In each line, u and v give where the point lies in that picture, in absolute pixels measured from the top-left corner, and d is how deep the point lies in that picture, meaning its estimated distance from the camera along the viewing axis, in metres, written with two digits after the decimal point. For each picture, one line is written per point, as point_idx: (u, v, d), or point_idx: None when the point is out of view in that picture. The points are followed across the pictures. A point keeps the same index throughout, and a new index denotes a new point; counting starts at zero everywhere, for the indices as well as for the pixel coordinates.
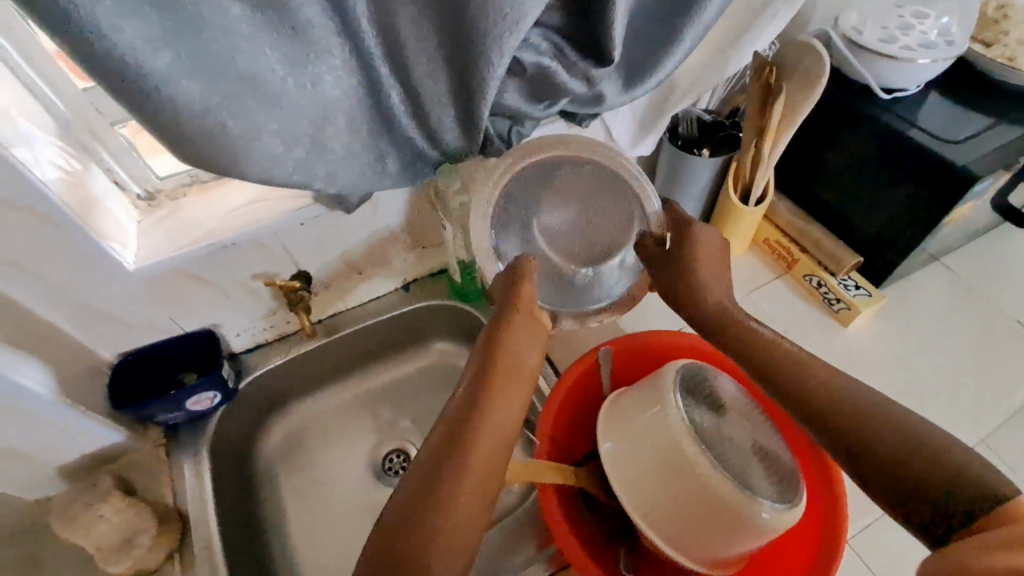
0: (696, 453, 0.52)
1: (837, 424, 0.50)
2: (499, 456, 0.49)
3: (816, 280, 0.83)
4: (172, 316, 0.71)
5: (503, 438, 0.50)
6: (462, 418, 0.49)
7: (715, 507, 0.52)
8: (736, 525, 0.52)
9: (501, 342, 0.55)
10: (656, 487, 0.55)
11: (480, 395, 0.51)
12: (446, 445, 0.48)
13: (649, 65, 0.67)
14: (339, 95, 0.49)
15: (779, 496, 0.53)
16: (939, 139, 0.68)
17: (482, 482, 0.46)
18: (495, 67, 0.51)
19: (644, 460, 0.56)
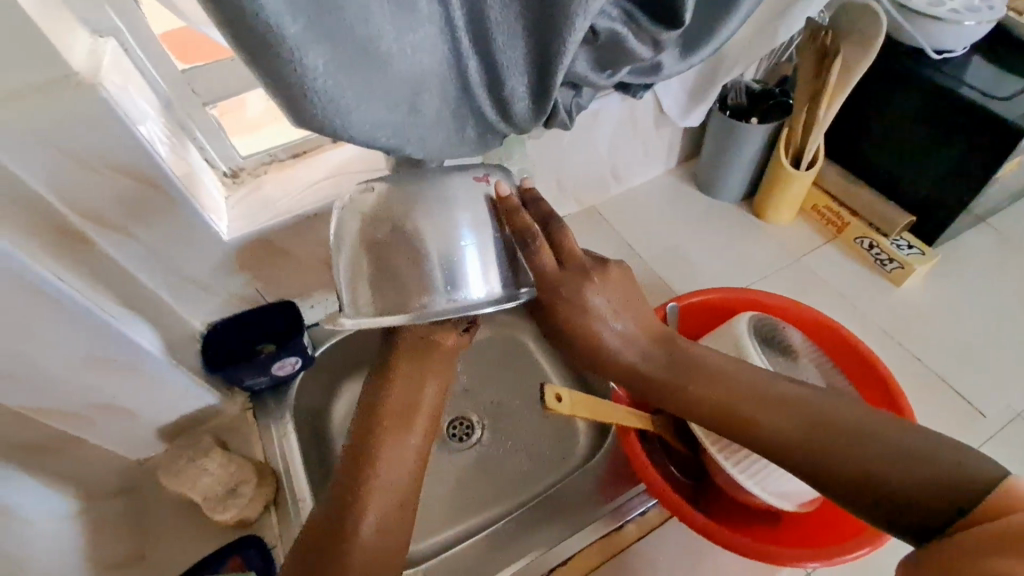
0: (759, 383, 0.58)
1: (803, 444, 0.52)
2: (396, 491, 0.57)
3: (868, 242, 0.86)
4: (256, 286, 0.75)
5: (399, 474, 0.58)
6: (355, 463, 0.57)
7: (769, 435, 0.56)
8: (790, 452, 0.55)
9: (390, 379, 0.60)
10: None
11: (371, 435, 0.58)
12: (347, 485, 0.56)
13: (708, 32, 0.69)
14: (433, 63, 0.53)
15: None
16: (989, 96, 0.70)
17: (384, 508, 0.56)
18: (574, 32, 0.54)
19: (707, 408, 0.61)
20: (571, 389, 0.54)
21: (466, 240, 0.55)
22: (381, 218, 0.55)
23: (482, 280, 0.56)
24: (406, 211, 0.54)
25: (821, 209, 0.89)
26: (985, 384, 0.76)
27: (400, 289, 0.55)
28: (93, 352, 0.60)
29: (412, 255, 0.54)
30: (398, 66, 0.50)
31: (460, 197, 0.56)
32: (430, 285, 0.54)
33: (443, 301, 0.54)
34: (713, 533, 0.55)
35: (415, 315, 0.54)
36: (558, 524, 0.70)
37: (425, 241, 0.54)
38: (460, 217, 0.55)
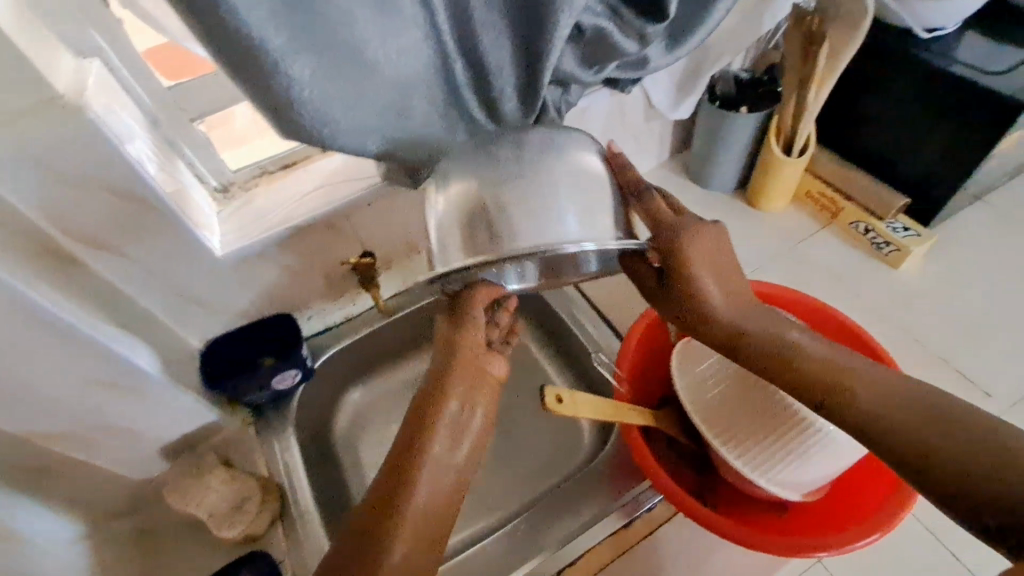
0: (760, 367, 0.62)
1: (884, 424, 0.45)
2: (429, 524, 0.51)
3: (863, 226, 0.85)
4: (253, 299, 0.75)
5: (436, 506, 0.51)
6: (393, 481, 0.51)
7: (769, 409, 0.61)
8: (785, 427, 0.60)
9: (439, 393, 0.53)
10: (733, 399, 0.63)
11: (416, 453, 0.51)
12: (381, 509, 0.50)
13: (694, 23, 0.69)
14: (421, 66, 0.52)
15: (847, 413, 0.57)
16: (982, 72, 0.70)
17: (416, 544, 0.50)
18: (560, 30, 0.54)
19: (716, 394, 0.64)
20: (572, 390, 0.54)
21: (558, 186, 0.53)
22: (469, 175, 0.55)
23: (575, 226, 0.53)
24: (495, 165, 0.54)
25: (816, 194, 0.89)
26: (987, 362, 0.76)
27: (488, 234, 0.52)
28: (92, 375, 0.59)
29: (502, 202, 0.53)
30: (386, 72, 0.49)
31: (560, 152, 0.55)
32: (520, 225, 0.52)
33: (533, 242, 0.51)
34: (722, 526, 0.54)
35: (502, 254, 0.51)
36: (568, 523, 0.70)
37: (521, 184, 0.53)
38: (557, 169, 0.54)
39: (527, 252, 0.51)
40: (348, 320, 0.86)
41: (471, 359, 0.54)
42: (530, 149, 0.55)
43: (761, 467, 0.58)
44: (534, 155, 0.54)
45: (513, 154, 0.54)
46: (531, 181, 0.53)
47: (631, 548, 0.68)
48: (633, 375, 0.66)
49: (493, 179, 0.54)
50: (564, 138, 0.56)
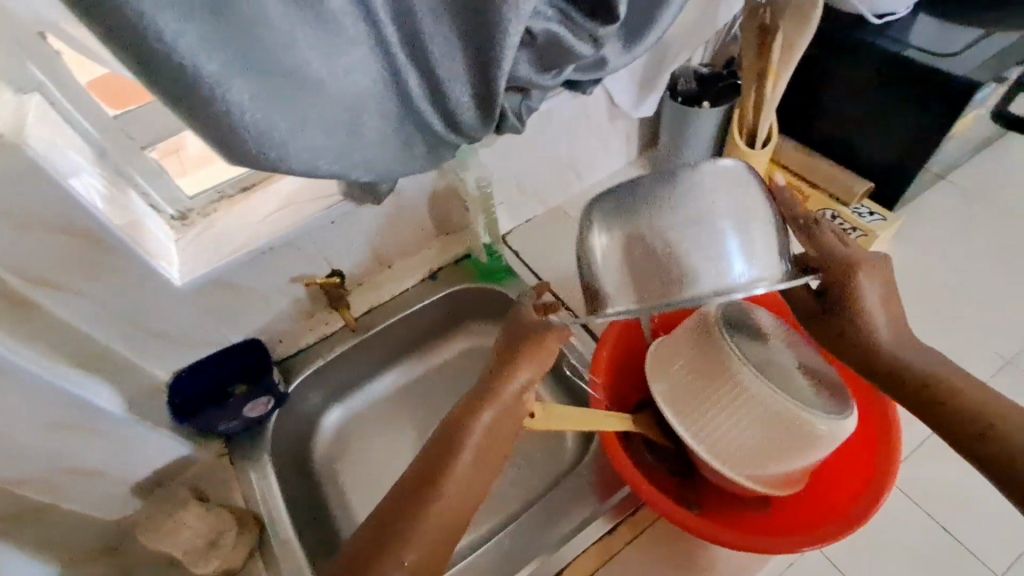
0: (744, 372, 0.56)
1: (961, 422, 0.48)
2: (442, 533, 0.51)
3: (830, 213, 0.83)
4: (219, 328, 0.73)
5: (453, 518, 0.51)
6: (416, 483, 0.52)
7: (770, 422, 0.55)
8: (794, 442, 0.55)
9: (481, 408, 0.55)
10: (722, 415, 0.58)
11: (444, 461, 0.53)
12: (402, 508, 0.51)
13: (649, 21, 0.69)
14: (370, 82, 0.51)
15: (831, 406, 0.55)
16: (934, 55, 0.70)
17: (428, 551, 0.50)
18: (509, 38, 0.53)
19: (699, 404, 0.59)
20: (545, 403, 0.59)
21: (726, 227, 0.53)
22: (638, 213, 0.54)
23: (742, 264, 0.53)
24: (667, 203, 0.53)
25: (782, 184, 0.87)
26: (957, 339, 0.77)
27: (664, 276, 0.52)
28: (52, 420, 0.57)
29: (673, 243, 0.52)
30: (334, 90, 0.48)
31: (713, 187, 0.54)
32: (696, 267, 0.52)
33: (713, 286, 0.52)
34: (700, 526, 0.55)
35: (679, 300, 0.51)
36: (554, 532, 0.69)
37: (684, 226, 0.53)
38: (710, 206, 0.54)
39: (705, 298, 0.51)
40: (320, 341, 0.83)
41: (513, 386, 0.56)
42: (684, 184, 0.54)
43: (743, 467, 0.58)
44: (703, 192, 0.53)
45: (682, 191, 0.53)
46: (693, 223, 0.53)
47: (630, 543, 0.67)
48: (608, 377, 0.66)
49: (666, 219, 0.53)
50: (727, 170, 0.55)
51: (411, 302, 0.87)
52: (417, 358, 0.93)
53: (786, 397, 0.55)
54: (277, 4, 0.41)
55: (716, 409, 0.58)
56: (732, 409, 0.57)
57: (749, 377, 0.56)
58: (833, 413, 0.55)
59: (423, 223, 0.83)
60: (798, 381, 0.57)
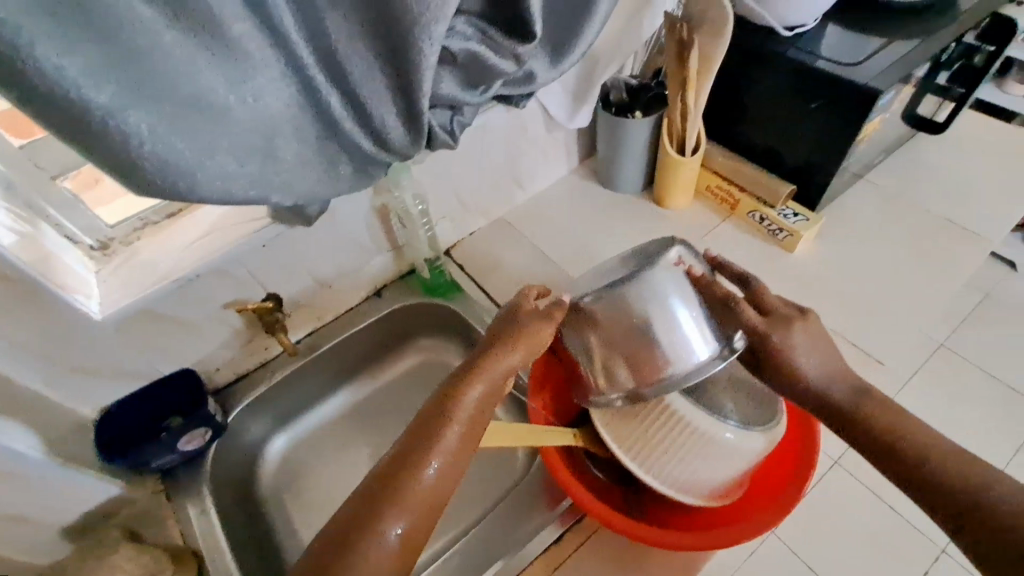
0: (682, 402, 0.58)
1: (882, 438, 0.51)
2: (423, 512, 0.47)
3: (759, 215, 0.90)
4: (149, 360, 0.70)
5: (436, 497, 0.48)
6: (399, 454, 0.49)
7: (713, 448, 0.58)
8: (735, 459, 0.58)
9: (470, 384, 0.52)
10: (665, 445, 0.59)
11: (431, 435, 0.49)
12: (383, 482, 0.47)
13: (572, 37, 0.70)
14: (283, 106, 0.51)
15: (758, 419, 0.59)
16: (842, 65, 0.74)
17: (410, 528, 0.46)
18: (426, 59, 0.54)
19: (641, 432, 0.60)
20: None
21: (683, 312, 0.56)
22: (604, 311, 0.57)
23: (703, 343, 0.56)
24: (630, 302, 0.56)
25: (715, 188, 0.93)
26: (879, 331, 0.80)
27: (645, 369, 0.56)
28: None
29: (640, 335, 0.56)
30: (243, 115, 0.47)
31: (661, 272, 0.57)
32: (671, 356, 0.56)
33: (690, 368, 0.55)
34: (635, 530, 0.58)
35: (663, 387, 0.55)
36: (505, 545, 0.69)
37: (645, 318, 0.56)
38: (663, 292, 0.56)
39: (679, 384, 0.55)
40: (262, 366, 0.83)
41: (505, 366, 0.53)
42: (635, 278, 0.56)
43: (681, 483, 0.60)
44: (657, 284, 0.56)
45: (634, 286, 0.56)
46: (652, 313, 0.55)
47: (579, 549, 0.67)
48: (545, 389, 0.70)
49: (633, 316, 0.56)
50: (672, 259, 0.58)
51: (357, 320, 0.87)
52: (365, 379, 0.92)
53: (723, 423, 0.57)
54: (171, 32, 0.40)
55: (652, 432, 0.60)
56: (667, 433, 0.59)
57: (682, 403, 0.58)
58: (758, 425, 0.58)
59: (362, 242, 0.82)
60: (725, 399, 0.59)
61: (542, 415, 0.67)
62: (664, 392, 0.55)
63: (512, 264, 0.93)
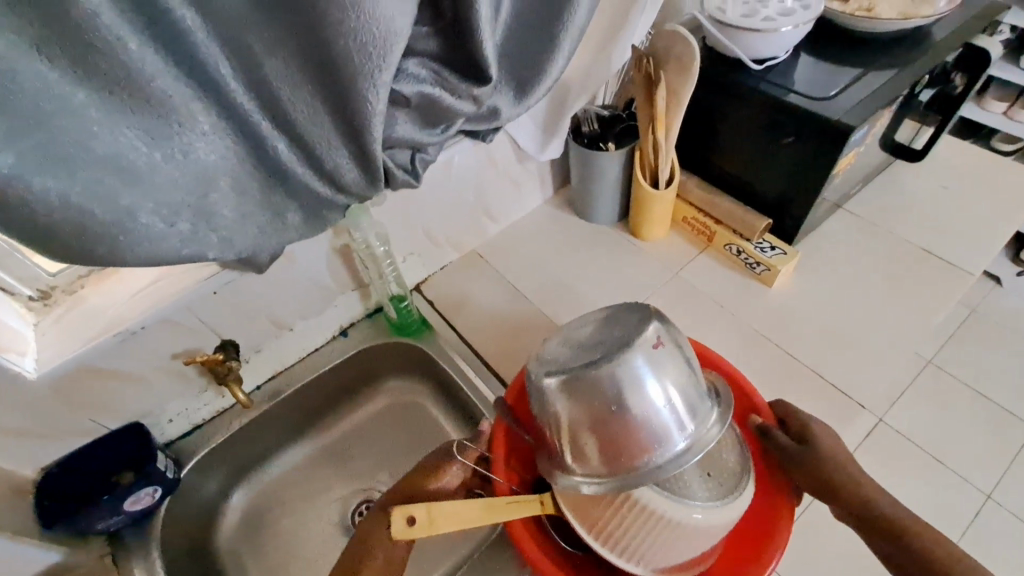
0: (650, 495, 0.54)
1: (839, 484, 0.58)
2: None
3: (735, 248, 0.87)
4: (94, 418, 0.67)
5: None
6: None
7: (685, 534, 0.56)
8: (708, 534, 0.57)
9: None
10: (639, 535, 0.56)
11: None
12: None
13: (536, 72, 0.68)
14: (218, 159, 0.48)
15: (721, 492, 0.57)
16: (813, 99, 0.72)
17: None
18: (375, 107, 0.51)
19: (612, 523, 0.57)
20: (429, 505, 0.57)
21: (660, 394, 0.52)
22: (580, 392, 0.53)
23: (681, 431, 0.53)
24: (605, 387, 0.52)
25: (691, 220, 0.91)
26: (860, 371, 0.78)
27: (618, 457, 0.53)
28: None
29: (617, 421, 0.52)
30: (170, 172, 0.45)
31: (642, 352, 0.53)
32: (645, 445, 0.52)
33: (664, 458, 0.52)
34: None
35: (635, 479, 0.52)
36: None
37: (623, 403, 0.52)
38: (643, 375, 0.52)
39: (655, 476, 0.52)
40: (219, 415, 0.80)
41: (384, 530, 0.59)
42: (614, 358, 0.53)
43: (658, 561, 0.58)
44: (633, 368, 0.52)
45: (614, 367, 0.52)
46: (631, 398, 0.52)
47: None
48: (511, 453, 0.68)
49: (610, 400, 0.52)
50: (652, 338, 0.54)
51: (322, 363, 0.84)
52: (331, 422, 0.89)
53: (692, 511, 0.54)
54: (81, 92, 0.38)
55: (619, 520, 0.56)
56: (635, 522, 0.56)
57: (651, 495, 0.54)
58: (722, 497, 0.57)
59: (324, 284, 0.79)
60: (690, 478, 0.56)
61: (506, 483, 0.65)
62: (639, 483, 0.52)
63: (483, 302, 0.90)
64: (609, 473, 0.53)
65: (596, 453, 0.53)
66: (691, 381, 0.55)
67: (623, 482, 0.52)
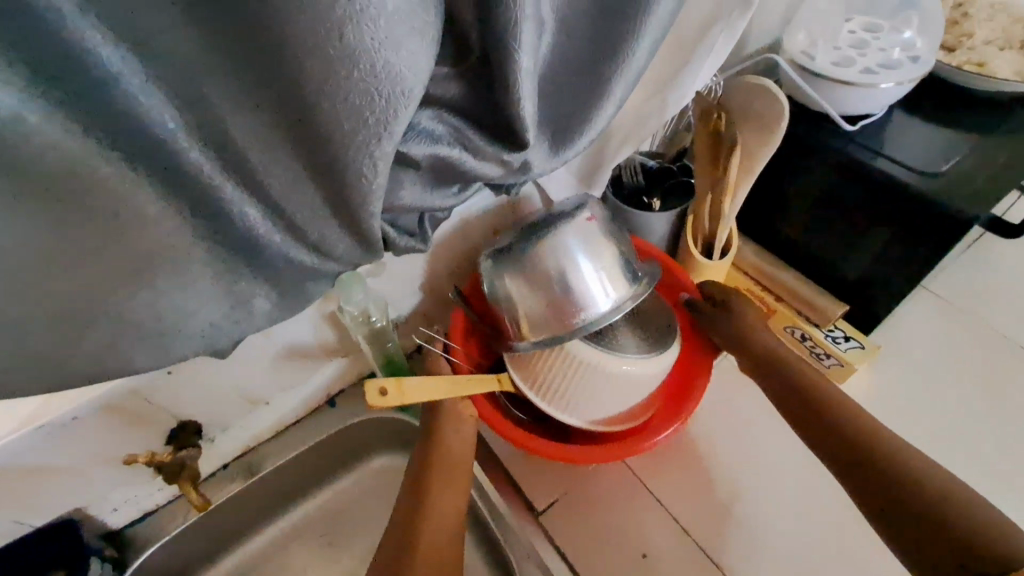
0: (583, 345, 0.58)
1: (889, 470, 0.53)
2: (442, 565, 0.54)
3: (799, 332, 0.70)
4: (15, 517, 0.55)
5: (448, 536, 0.56)
6: (405, 532, 0.55)
7: (628, 383, 0.60)
8: (645, 381, 0.60)
9: (433, 443, 0.61)
10: (583, 389, 0.60)
11: (420, 500, 0.58)
12: (396, 553, 0.54)
13: (580, 123, 0.55)
14: (155, 243, 0.35)
15: (651, 345, 0.61)
16: (914, 171, 0.59)
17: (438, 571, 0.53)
18: (372, 178, 0.38)
19: (557, 377, 0.60)
20: (397, 378, 0.53)
21: (585, 262, 0.58)
22: (516, 258, 0.58)
23: (605, 294, 0.58)
24: (536, 254, 0.58)
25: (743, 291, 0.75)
26: None
27: (550, 319, 0.57)
28: None
29: (545, 281, 0.57)
30: (81, 266, 0.33)
31: (571, 225, 0.58)
32: (573, 305, 0.57)
33: (591, 317, 0.57)
34: (556, 454, 0.59)
35: (565, 335, 0.57)
36: None
37: (550, 267, 0.57)
38: (568, 240, 0.58)
39: (583, 329, 0.57)
40: (176, 500, 0.68)
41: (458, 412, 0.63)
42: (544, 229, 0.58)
43: (595, 412, 0.61)
44: (563, 236, 0.58)
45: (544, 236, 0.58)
46: (556, 262, 0.57)
47: None
48: (470, 339, 0.68)
49: (541, 267, 0.57)
50: (583, 216, 0.59)
51: (305, 437, 0.73)
52: (312, 502, 0.76)
53: (623, 356, 0.59)
54: None
55: (555, 375, 0.60)
56: (569, 372, 0.59)
57: (581, 348, 0.58)
58: (654, 350, 0.60)
59: (312, 351, 0.67)
60: (623, 338, 0.60)
61: (467, 369, 0.66)
62: (568, 338, 0.57)
63: None
64: (547, 335, 0.57)
65: (532, 315, 0.58)
66: (619, 257, 0.60)
67: (556, 338, 0.57)
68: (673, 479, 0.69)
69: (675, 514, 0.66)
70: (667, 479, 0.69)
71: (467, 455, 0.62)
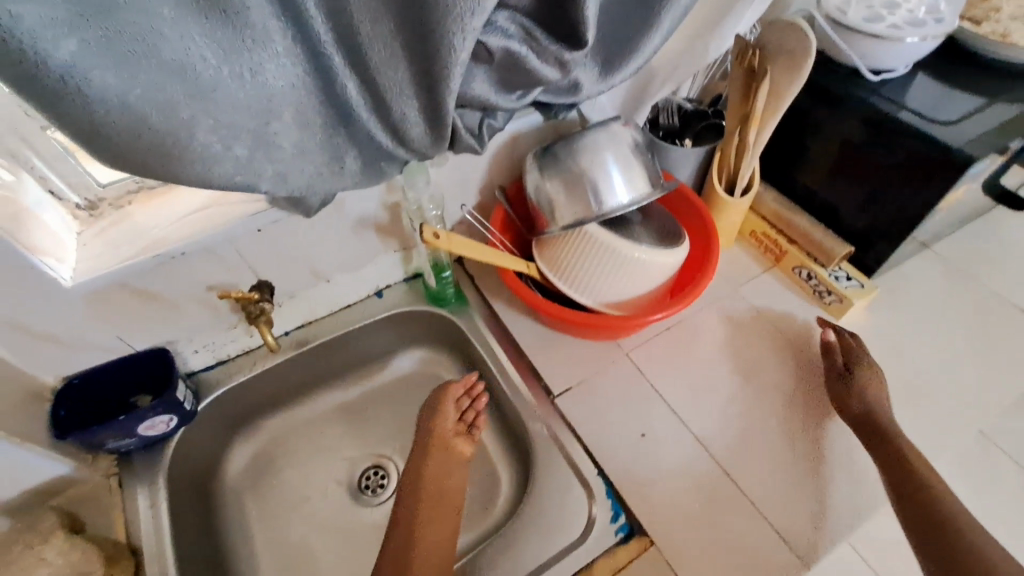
0: (602, 231, 0.67)
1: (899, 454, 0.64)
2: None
3: (806, 272, 0.79)
4: (120, 335, 0.65)
5: (441, 551, 0.65)
6: (404, 542, 0.65)
7: (638, 268, 0.68)
8: (653, 269, 0.68)
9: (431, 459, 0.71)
10: (599, 271, 0.68)
11: (417, 518, 0.67)
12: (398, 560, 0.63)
13: (628, 49, 0.62)
14: (287, 84, 0.44)
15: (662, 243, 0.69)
16: (928, 120, 0.65)
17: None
18: (459, 54, 0.47)
19: (578, 260, 0.69)
20: (448, 231, 0.63)
21: (613, 160, 0.66)
22: (555, 154, 0.68)
23: (628, 188, 0.66)
24: (573, 150, 0.67)
25: (759, 235, 0.83)
26: (926, 421, 0.71)
27: (578, 204, 0.66)
28: None
29: (577, 172, 0.66)
30: (236, 90, 0.42)
31: (605, 130, 0.67)
32: (598, 194, 0.66)
33: (612, 206, 0.66)
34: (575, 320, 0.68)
35: (587, 218, 0.65)
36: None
37: (583, 160, 0.66)
38: (601, 140, 0.67)
39: (604, 213, 0.65)
40: (244, 354, 0.79)
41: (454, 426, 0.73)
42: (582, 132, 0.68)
43: (608, 294, 0.70)
44: (597, 137, 0.67)
45: (581, 136, 0.67)
46: (588, 156, 0.66)
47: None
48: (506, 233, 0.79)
49: (574, 160, 0.66)
50: (617, 125, 0.68)
51: (357, 319, 0.83)
52: (353, 379, 0.87)
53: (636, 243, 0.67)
54: None
55: (580, 258, 0.69)
56: (591, 255, 0.68)
57: (601, 233, 0.67)
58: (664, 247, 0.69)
59: (371, 239, 0.76)
60: (641, 235, 0.70)
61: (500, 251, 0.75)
62: (591, 220, 0.65)
63: None
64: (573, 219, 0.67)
65: (562, 202, 0.67)
66: (644, 164, 0.68)
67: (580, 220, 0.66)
68: (675, 375, 0.76)
69: (676, 409, 0.73)
70: (672, 381, 0.75)
71: (460, 474, 0.72)
